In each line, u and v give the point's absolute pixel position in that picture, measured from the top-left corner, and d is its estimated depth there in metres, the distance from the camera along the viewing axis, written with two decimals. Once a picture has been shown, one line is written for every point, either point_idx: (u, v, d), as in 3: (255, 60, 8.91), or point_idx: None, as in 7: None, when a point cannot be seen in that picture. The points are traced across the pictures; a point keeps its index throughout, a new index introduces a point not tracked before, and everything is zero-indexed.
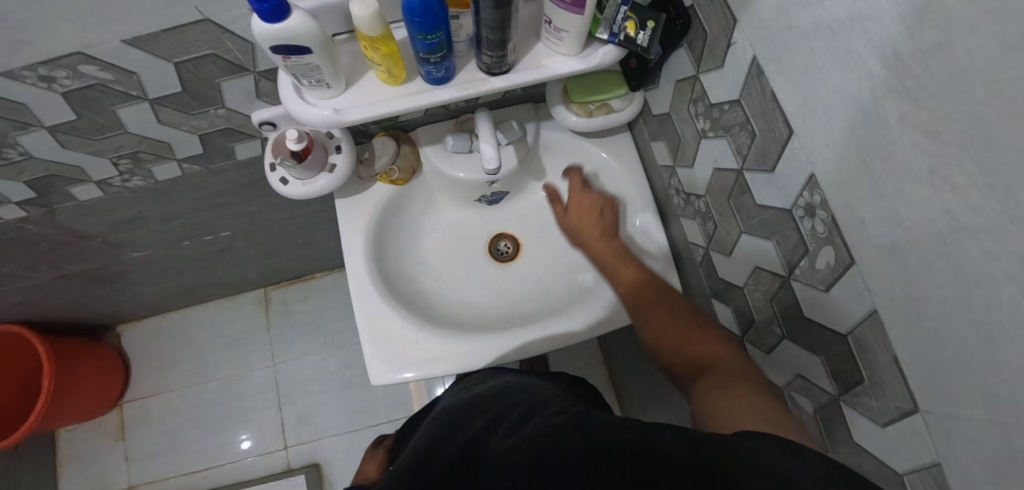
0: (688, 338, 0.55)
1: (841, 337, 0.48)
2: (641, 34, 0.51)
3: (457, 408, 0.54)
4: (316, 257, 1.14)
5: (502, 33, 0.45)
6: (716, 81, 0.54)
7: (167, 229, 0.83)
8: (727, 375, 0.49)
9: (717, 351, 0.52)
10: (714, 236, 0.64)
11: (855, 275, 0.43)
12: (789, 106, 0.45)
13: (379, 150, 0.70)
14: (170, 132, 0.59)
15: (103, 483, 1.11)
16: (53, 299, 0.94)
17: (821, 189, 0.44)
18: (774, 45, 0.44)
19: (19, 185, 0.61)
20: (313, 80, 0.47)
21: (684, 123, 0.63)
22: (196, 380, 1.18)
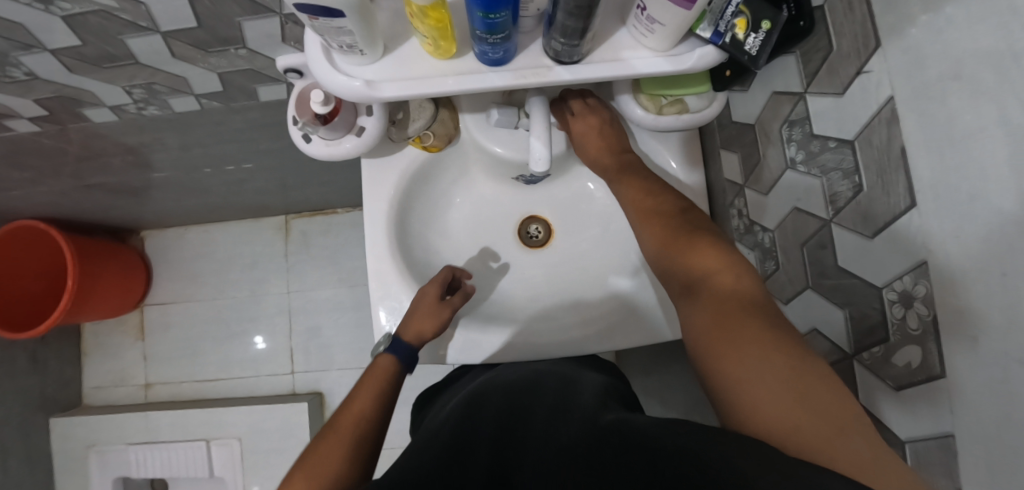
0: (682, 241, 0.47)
1: (895, 441, 0.42)
2: (750, 37, 0.42)
3: (496, 421, 0.50)
4: (337, 195, 1.09)
5: (585, 21, 0.36)
6: (827, 110, 0.44)
7: (187, 156, 0.78)
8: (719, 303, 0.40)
9: (729, 288, 0.41)
10: (771, 276, 0.57)
11: (939, 390, 0.37)
12: (919, 174, 0.36)
13: (415, 111, 0.61)
14: (185, 67, 0.53)
15: (124, 376, 1.19)
16: (75, 204, 0.94)
17: (929, 281, 0.37)
18: (923, 94, 0.35)
19: (29, 102, 0.57)
20: (345, 45, 0.39)
21: (769, 144, 0.53)
22: (214, 295, 1.20)
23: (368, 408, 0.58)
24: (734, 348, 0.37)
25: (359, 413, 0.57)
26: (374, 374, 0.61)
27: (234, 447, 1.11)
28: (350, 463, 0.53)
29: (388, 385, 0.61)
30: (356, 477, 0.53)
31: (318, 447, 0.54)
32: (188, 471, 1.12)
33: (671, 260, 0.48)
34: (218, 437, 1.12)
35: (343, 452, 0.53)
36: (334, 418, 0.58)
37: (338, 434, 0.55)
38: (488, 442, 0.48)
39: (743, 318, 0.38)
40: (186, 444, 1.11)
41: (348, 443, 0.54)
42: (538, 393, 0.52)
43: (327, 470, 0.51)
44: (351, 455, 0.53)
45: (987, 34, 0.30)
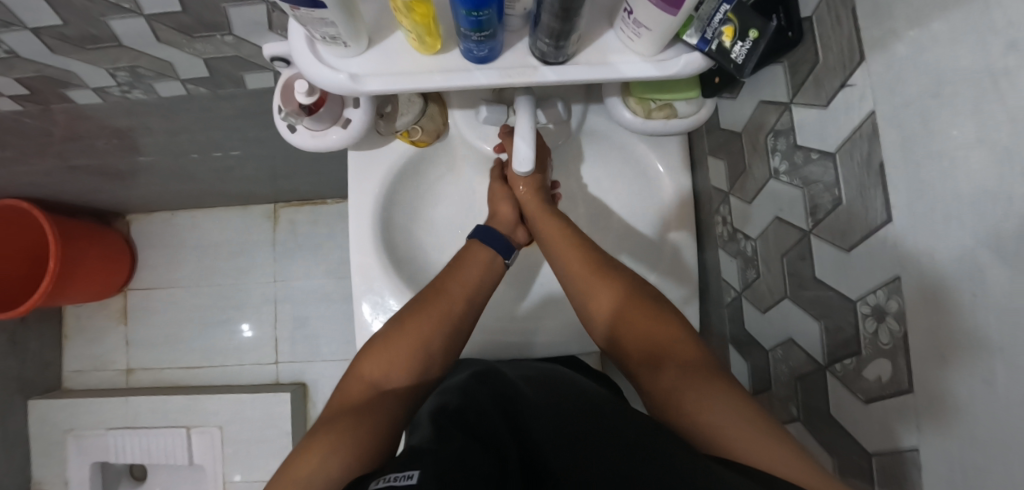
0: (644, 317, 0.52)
1: (863, 454, 0.42)
2: (737, 46, 0.41)
3: (511, 390, 0.51)
4: (325, 186, 1.07)
5: (568, 23, 0.36)
6: (811, 122, 0.44)
7: (173, 141, 0.78)
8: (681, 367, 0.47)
9: (683, 356, 0.48)
10: (751, 284, 0.57)
11: (906, 404, 0.37)
12: (896, 191, 0.36)
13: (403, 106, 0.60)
14: (170, 52, 0.53)
15: (106, 360, 1.18)
16: (58, 185, 0.92)
17: (902, 296, 0.37)
18: (903, 109, 0.35)
19: (10, 81, 0.56)
20: (329, 36, 0.38)
21: (755, 153, 0.53)
22: (199, 281, 1.19)
23: (462, 298, 0.56)
24: (690, 389, 0.44)
25: (454, 301, 0.55)
26: (472, 255, 0.59)
27: (214, 435, 1.10)
28: (432, 350, 0.53)
29: (483, 281, 0.58)
30: (442, 360, 0.54)
31: (405, 322, 0.53)
32: (168, 458, 1.11)
33: (624, 322, 0.53)
34: (198, 425, 1.11)
35: (426, 338, 0.52)
36: (428, 289, 0.56)
37: (424, 312, 0.54)
38: (506, 430, 0.43)
39: (706, 376, 0.45)
40: (166, 431, 1.11)
41: (433, 332, 0.53)
42: (526, 393, 0.51)
43: (409, 355, 0.52)
44: (433, 347, 0.53)
45: (964, 54, 0.30)
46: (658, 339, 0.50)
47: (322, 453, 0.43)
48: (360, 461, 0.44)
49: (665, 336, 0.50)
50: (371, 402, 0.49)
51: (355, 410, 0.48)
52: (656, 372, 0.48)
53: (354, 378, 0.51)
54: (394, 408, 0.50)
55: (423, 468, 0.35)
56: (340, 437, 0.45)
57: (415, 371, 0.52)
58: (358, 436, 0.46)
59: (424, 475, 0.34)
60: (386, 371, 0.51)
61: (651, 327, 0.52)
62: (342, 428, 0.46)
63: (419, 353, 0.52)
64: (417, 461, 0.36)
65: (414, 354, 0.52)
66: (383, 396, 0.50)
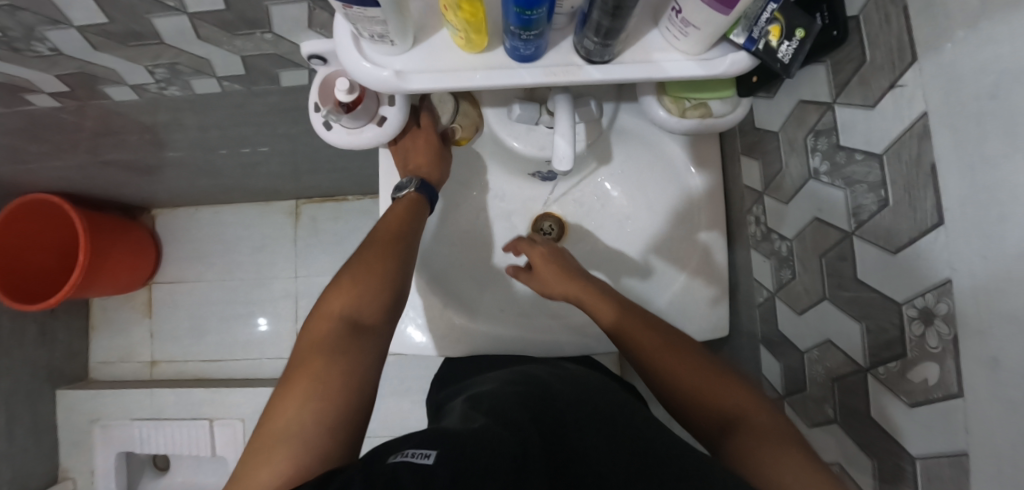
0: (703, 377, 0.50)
1: (906, 457, 0.42)
2: (783, 45, 0.41)
3: (543, 384, 0.51)
4: (348, 183, 1.08)
5: (618, 21, 0.36)
6: (856, 122, 0.44)
7: (204, 137, 0.78)
8: (746, 426, 0.45)
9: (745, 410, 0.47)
10: (786, 285, 0.56)
11: (955, 408, 0.37)
12: (948, 192, 0.36)
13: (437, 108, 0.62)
14: (209, 49, 0.53)
15: (130, 352, 1.20)
16: (88, 179, 0.94)
17: (952, 299, 0.36)
18: (957, 109, 0.34)
19: (52, 77, 0.57)
20: (376, 34, 0.39)
21: (792, 152, 0.53)
22: (222, 276, 1.20)
23: (404, 233, 0.55)
24: (759, 449, 0.43)
25: (398, 236, 0.55)
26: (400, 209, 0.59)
27: (237, 427, 1.12)
28: (390, 281, 0.51)
29: (415, 218, 0.58)
30: (396, 290, 0.52)
31: (360, 265, 0.52)
32: (191, 449, 1.13)
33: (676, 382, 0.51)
34: (221, 417, 1.13)
35: (382, 271, 0.51)
36: (372, 235, 0.56)
37: (378, 255, 0.52)
38: (528, 412, 0.44)
39: (768, 431, 0.44)
40: (189, 422, 1.13)
41: (388, 268, 0.52)
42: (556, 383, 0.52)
43: (369, 290, 0.50)
44: (392, 282, 0.52)
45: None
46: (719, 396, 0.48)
47: (295, 404, 0.42)
48: (334, 405, 0.42)
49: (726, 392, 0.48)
50: (340, 336, 0.46)
51: (321, 347, 0.45)
52: (723, 436, 0.46)
53: (318, 315, 0.49)
54: (367, 341, 0.47)
55: (440, 450, 0.35)
56: (311, 382, 0.42)
57: (379, 303, 0.50)
58: (333, 377, 0.43)
59: (440, 457, 0.34)
60: (348, 305, 0.49)
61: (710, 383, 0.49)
62: (311, 368, 0.44)
63: (380, 292, 0.50)
64: (435, 442, 0.36)
65: (374, 288, 0.50)
66: (352, 332, 0.47)
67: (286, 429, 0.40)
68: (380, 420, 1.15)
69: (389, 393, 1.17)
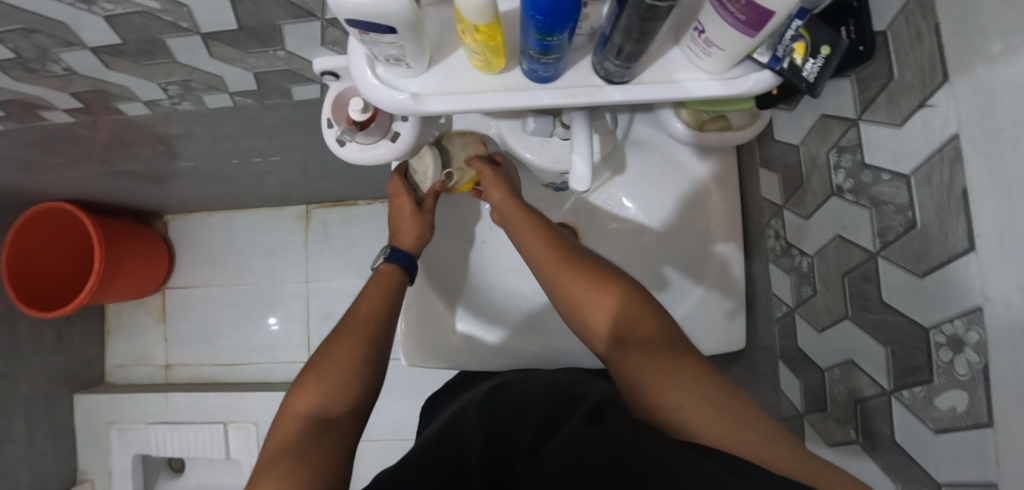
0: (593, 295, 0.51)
1: (932, 484, 0.41)
2: (808, 63, 0.40)
3: (507, 425, 0.54)
4: (358, 188, 1.07)
5: (641, 46, 0.35)
6: (883, 140, 0.43)
7: (216, 148, 0.78)
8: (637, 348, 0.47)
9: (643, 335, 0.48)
10: (806, 301, 0.55)
11: (984, 438, 0.36)
12: (982, 219, 0.35)
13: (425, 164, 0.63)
14: (222, 66, 0.53)
15: (145, 356, 1.22)
16: (101, 188, 0.94)
17: (983, 329, 0.35)
18: (992, 133, 0.33)
19: (66, 95, 0.57)
20: (392, 58, 0.38)
21: (814, 167, 0.52)
22: (234, 280, 1.21)
23: (376, 314, 0.58)
24: (658, 378, 0.44)
25: (368, 318, 0.57)
26: (376, 285, 0.61)
27: (251, 430, 1.13)
28: (361, 366, 0.54)
29: (391, 296, 0.60)
30: (364, 376, 0.54)
31: (329, 355, 0.54)
32: (206, 452, 1.14)
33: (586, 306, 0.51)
34: (236, 421, 1.14)
35: (354, 358, 0.54)
36: (345, 320, 0.58)
37: (347, 343, 0.55)
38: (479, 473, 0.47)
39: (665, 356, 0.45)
40: (204, 426, 1.14)
41: (356, 354, 0.54)
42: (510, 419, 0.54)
43: (338, 383, 0.52)
44: (358, 366, 0.54)
45: None
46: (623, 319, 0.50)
47: None
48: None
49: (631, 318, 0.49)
50: (308, 435, 0.48)
51: (289, 446, 0.48)
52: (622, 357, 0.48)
53: (286, 413, 0.51)
54: (337, 437, 0.49)
55: None
56: (274, 481, 0.44)
57: (348, 395, 0.53)
58: (298, 471, 0.45)
59: None
60: (316, 403, 0.51)
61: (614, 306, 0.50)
62: (276, 469, 0.45)
63: (349, 381, 0.53)
64: None
65: (343, 379, 0.53)
66: (320, 429, 0.49)
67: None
68: (392, 423, 1.16)
69: (401, 397, 1.17)
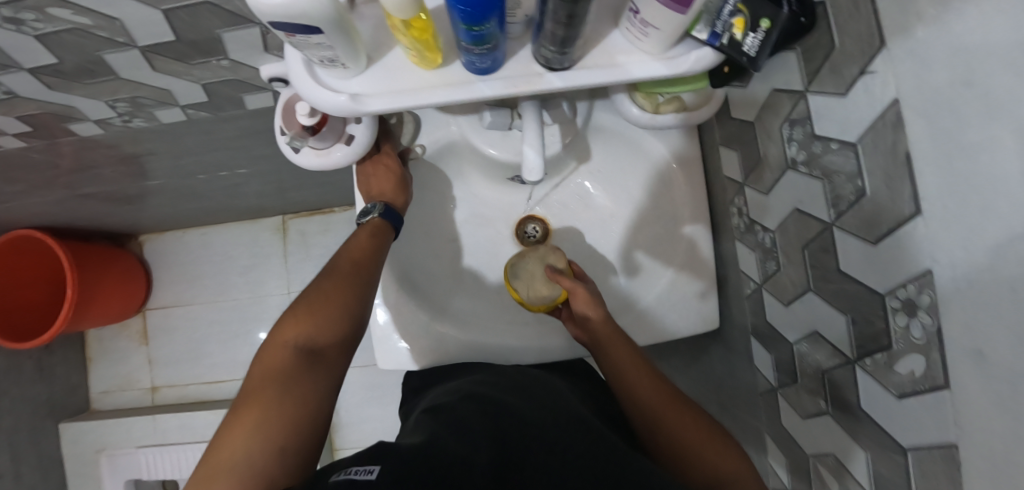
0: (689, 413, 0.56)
1: (898, 450, 0.41)
2: (749, 37, 0.40)
3: (514, 396, 0.54)
4: (332, 195, 1.07)
5: (572, 29, 0.35)
6: (829, 110, 0.43)
7: (179, 164, 0.77)
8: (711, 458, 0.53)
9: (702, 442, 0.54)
10: (772, 277, 0.56)
11: (943, 400, 0.36)
12: (924, 181, 0.35)
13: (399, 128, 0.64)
14: (167, 79, 0.52)
15: (131, 380, 1.21)
16: (69, 213, 0.93)
17: (934, 290, 0.35)
18: (927, 95, 0.33)
19: (12, 119, 0.56)
20: (326, 59, 0.38)
21: (770, 142, 0.52)
22: (216, 297, 1.20)
23: (365, 258, 0.56)
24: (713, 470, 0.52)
25: (357, 261, 0.56)
26: (366, 230, 0.59)
27: None
28: (346, 308, 0.53)
29: (380, 242, 0.59)
30: (352, 318, 0.53)
31: (319, 291, 0.54)
32: None
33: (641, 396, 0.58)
34: None
35: (337, 298, 0.53)
36: (335, 261, 0.57)
37: (337, 286, 0.54)
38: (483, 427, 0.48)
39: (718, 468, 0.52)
40: (195, 446, 1.13)
41: (344, 298, 0.53)
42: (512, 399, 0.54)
43: (325, 319, 0.52)
44: (345, 307, 0.53)
45: (992, 39, 0.28)
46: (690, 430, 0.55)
47: (241, 434, 0.45)
48: (282, 442, 0.45)
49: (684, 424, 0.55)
50: (293, 367, 0.49)
51: (274, 375, 0.48)
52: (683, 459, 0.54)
53: (273, 342, 0.51)
54: (320, 374, 0.50)
55: (380, 466, 0.41)
56: (260, 413, 0.46)
57: (332, 331, 0.52)
58: (281, 406, 0.47)
59: (382, 472, 0.40)
60: (303, 335, 0.51)
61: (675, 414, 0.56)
62: (262, 396, 0.47)
63: (337, 318, 0.52)
64: (377, 460, 0.42)
65: (331, 316, 0.52)
66: (303, 362, 0.50)
67: (235, 459, 0.43)
68: (384, 428, 1.16)
69: (392, 401, 1.17)
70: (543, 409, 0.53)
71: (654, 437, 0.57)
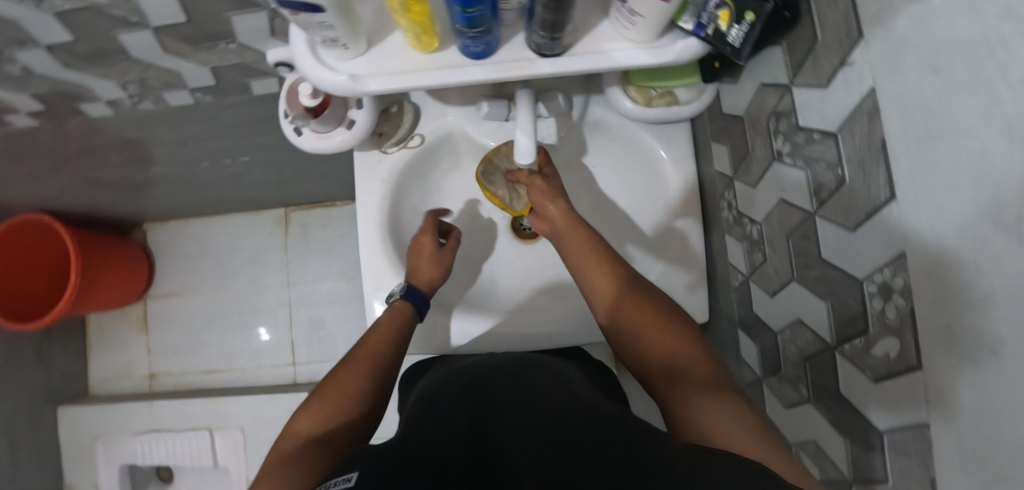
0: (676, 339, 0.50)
1: (875, 433, 0.42)
2: (733, 29, 0.41)
3: (495, 374, 0.50)
4: (333, 189, 1.09)
5: (561, 13, 0.36)
6: (812, 101, 0.44)
7: (185, 150, 0.79)
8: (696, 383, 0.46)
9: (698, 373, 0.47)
10: (758, 268, 0.57)
11: (915, 380, 0.37)
12: (898, 167, 0.36)
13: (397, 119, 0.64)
14: (176, 61, 0.54)
15: (129, 367, 1.22)
16: (76, 198, 0.95)
17: (907, 272, 0.37)
18: (900, 82, 0.35)
19: (26, 98, 0.58)
20: (328, 39, 0.39)
21: (757, 136, 0.53)
22: (216, 287, 1.22)
23: (382, 350, 0.57)
24: (701, 405, 0.43)
25: (373, 352, 0.57)
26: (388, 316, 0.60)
27: (237, 437, 1.13)
28: (359, 401, 0.53)
29: (400, 330, 0.59)
30: (364, 405, 0.54)
31: (333, 381, 0.55)
32: (193, 460, 1.14)
33: (612, 312, 0.53)
34: (221, 427, 1.14)
35: (351, 390, 0.53)
36: (353, 352, 0.58)
37: (351, 374, 0.55)
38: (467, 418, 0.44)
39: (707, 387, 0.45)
40: (190, 434, 1.14)
41: (358, 385, 0.54)
42: (499, 381, 0.49)
43: (336, 409, 0.52)
44: (359, 394, 0.54)
45: (960, 28, 0.30)
46: (675, 356, 0.49)
47: None
48: None
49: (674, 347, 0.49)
50: (304, 454, 0.48)
51: (285, 461, 0.48)
52: (671, 385, 0.47)
53: (286, 436, 0.51)
54: (329, 460, 0.49)
55: (360, 472, 0.37)
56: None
57: (342, 423, 0.52)
58: (289, 487, 0.45)
59: (361, 477, 0.36)
60: (315, 426, 0.51)
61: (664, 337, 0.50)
62: (268, 480, 0.46)
63: (348, 408, 0.53)
64: (355, 465, 0.38)
65: (343, 406, 0.52)
66: (311, 452, 0.49)
67: None
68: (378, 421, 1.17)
69: None
70: (531, 385, 0.48)
71: (643, 365, 0.50)
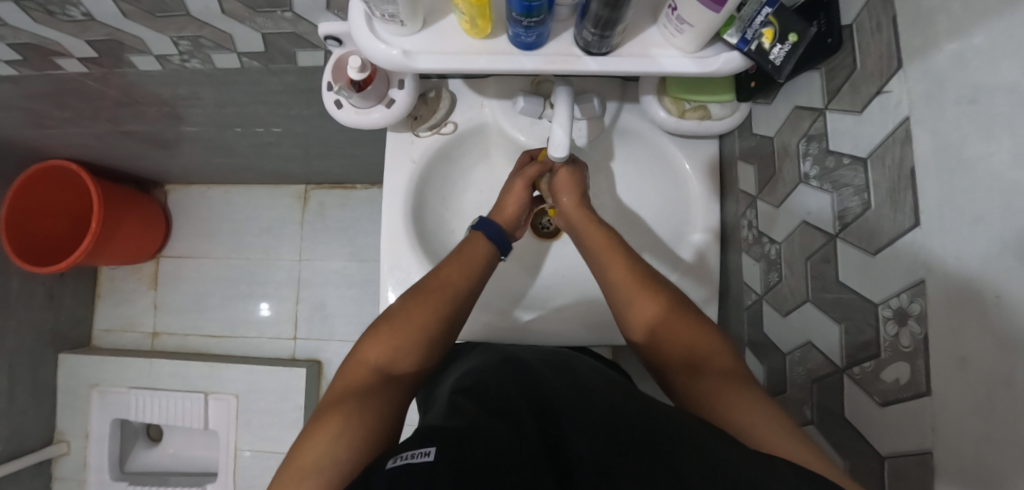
0: (699, 333, 0.49)
1: (876, 458, 0.42)
2: (776, 48, 0.43)
3: (537, 370, 0.50)
4: (356, 171, 1.10)
5: (615, 11, 0.37)
6: (845, 127, 0.45)
7: (221, 113, 0.81)
8: (717, 375, 0.45)
9: (721, 366, 0.46)
10: (773, 287, 0.58)
11: (923, 406, 0.37)
12: (926, 195, 0.36)
13: (434, 105, 0.65)
14: (231, 23, 0.56)
15: (134, 321, 1.23)
16: (107, 149, 0.97)
17: (925, 299, 0.37)
18: (938, 114, 0.35)
19: (82, 42, 0.60)
20: (387, 13, 0.41)
21: (786, 157, 0.54)
22: (228, 254, 1.23)
23: (457, 286, 0.55)
24: (732, 401, 0.43)
25: (447, 285, 0.54)
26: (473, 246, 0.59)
27: (230, 403, 1.14)
28: (430, 338, 0.52)
29: (479, 264, 0.58)
30: (433, 345, 0.52)
31: (402, 309, 0.53)
32: (185, 421, 1.15)
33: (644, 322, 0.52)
34: (216, 391, 1.14)
35: (426, 323, 0.52)
36: (422, 282, 0.55)
37: (424, 304, 0.53)
38: (520, 399, 0.44)
39: (733, 382, 0.44)
40: (184, 395, 1.15)
41: (429, 318, 0.52)
42: (547, 379, 0.48)
43: (405, 342, 0.51)
44: (429, 327, 0.52)
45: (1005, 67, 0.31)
46: (696, 350, 0.48)
47: (324, 439, 0.43)
48: (363, 447, 0.43)
49: (697, 339, 0.49)
50: (373, 388, 0.48)
51: (355, 392, 0.47)
52: (694, 377, 0.47)
53: (354, 363, 0.50)
54: (396, 397, 0.48)
55: (437, 446, 0.36)
56: (344, 422, 0.44)
57: (416, 355, 0.51)
58: (362, 419, 0.45)
59: (440, 453, 0.34)
60: (385, 357, 0.50)
61: (689, 334, 0.49)
62: (344, 409, 0.45)
63: (420, 344, 0.51)
64: (430, 440, 0.36)
65: (414, 337, 0.51)
66: (384, 383, 0.48)
67: (319, 465, 0.41)
68: None
69: None
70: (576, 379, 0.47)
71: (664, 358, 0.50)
